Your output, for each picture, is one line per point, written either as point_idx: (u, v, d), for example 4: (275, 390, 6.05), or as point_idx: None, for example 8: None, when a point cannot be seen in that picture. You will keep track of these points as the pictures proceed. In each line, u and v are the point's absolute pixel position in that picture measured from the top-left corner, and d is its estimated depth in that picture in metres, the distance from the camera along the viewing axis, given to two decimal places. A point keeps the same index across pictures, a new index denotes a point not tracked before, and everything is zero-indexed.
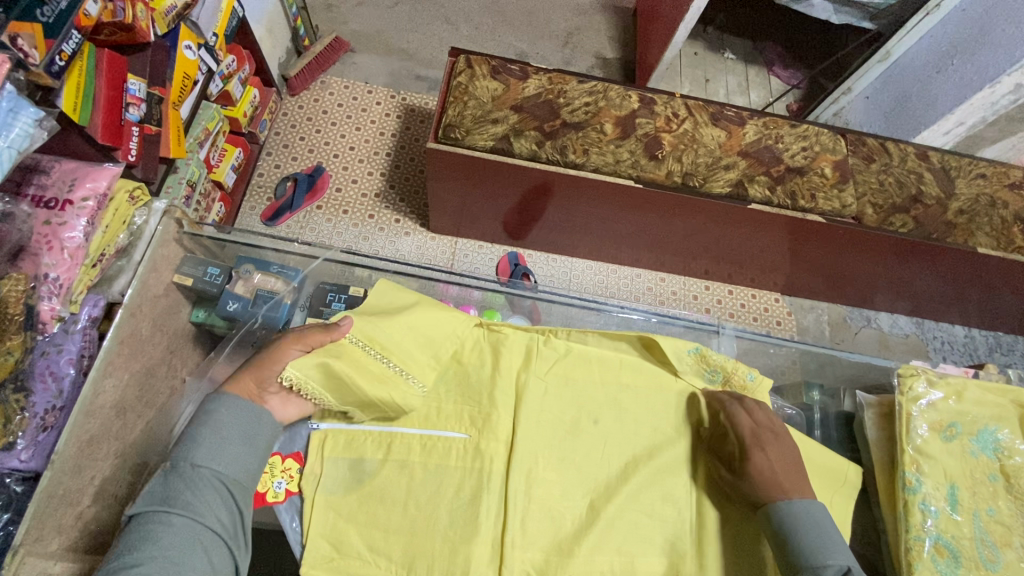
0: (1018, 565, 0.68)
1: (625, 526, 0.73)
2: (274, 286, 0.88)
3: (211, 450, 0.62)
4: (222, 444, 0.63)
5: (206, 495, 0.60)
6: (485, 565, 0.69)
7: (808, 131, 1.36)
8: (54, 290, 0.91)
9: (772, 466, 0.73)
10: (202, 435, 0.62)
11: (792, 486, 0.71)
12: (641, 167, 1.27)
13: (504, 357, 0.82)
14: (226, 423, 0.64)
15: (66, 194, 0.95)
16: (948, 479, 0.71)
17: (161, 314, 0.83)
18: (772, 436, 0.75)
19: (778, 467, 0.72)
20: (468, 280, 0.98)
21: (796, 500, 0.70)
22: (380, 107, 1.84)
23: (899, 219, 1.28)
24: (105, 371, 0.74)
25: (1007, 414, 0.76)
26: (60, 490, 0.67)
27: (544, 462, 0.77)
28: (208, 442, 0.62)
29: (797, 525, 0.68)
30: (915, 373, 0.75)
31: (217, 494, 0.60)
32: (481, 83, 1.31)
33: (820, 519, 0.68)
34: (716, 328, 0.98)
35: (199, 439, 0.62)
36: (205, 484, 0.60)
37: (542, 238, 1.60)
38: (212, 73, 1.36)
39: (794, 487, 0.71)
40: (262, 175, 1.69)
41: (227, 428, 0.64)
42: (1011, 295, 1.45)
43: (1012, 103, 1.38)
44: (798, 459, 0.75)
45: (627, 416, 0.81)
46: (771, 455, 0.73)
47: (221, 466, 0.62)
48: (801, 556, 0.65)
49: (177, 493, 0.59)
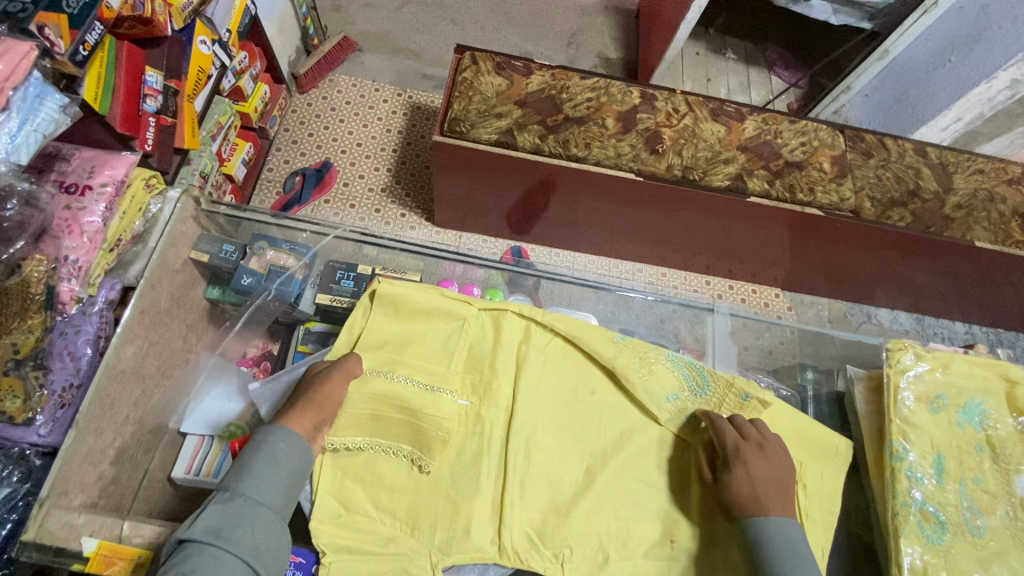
0: (1002, 532, 0.72)
1: (620, 492, 0.78)
2: (286, 262, 0.91)
3: (257, 478, 0.62)
4: (268, 472, 0.63)
5: (254, 522, 0.59)
6: (486, 523, 0.74)
7: (806, 127, 1.39)
8: (74, 272, 0.93)
9: (753, 483, 0.71)
10: (253, 464, 0.63)
11: (770, 503, 0.70)
12: (642, 160, 1.30)
13: (505, 330, 0.86)
14: (281, 455, 0.64)
15: (86, 180, 0.99)
16: (935, 448, 0.75)
17: (179, 289, 0.87)
18: (763, 457, 0.73)
19: (762, 484, 0.71)
20: (473, 258, 1.00)
21: (769, 517, 0.68)
22: (387, 105, 1.88)
23: (896, 213, 1.30)
24: (126, 339, 0.78)
25: (993, 387, 0.79)
26: (84, 449, 0.71)
27: (543, 430, 0.81)
28: (257, 470, 0.63)
29: (767, 541, 0.67)
30: (903, 346, 0.79)
31: (264, 522, 0.60)
32: (486, 79, 1.35)
33: (790, 533, 0.68)
34: (710, 307, 1.03)
35: (254, 470, 0.63)
36: (255, 516, 0.59)
37: (545, 232, 1.63)
38: (225, 69, 1.41)
39: (772, 501, 0.70)
40: (272, 170, 1.74)
41: (281, 460, 0.64)
42: (1010, 291, 1.46)
43: (1009, 98, 1.41)
44: (785, 483, 0.72)
45: (625, 391, 0.85)
46: (757, 474, 0.72)
47: (266, 494, 0.61)
48: (764, 573, 0.65)
49: (227, 526, 0.58)
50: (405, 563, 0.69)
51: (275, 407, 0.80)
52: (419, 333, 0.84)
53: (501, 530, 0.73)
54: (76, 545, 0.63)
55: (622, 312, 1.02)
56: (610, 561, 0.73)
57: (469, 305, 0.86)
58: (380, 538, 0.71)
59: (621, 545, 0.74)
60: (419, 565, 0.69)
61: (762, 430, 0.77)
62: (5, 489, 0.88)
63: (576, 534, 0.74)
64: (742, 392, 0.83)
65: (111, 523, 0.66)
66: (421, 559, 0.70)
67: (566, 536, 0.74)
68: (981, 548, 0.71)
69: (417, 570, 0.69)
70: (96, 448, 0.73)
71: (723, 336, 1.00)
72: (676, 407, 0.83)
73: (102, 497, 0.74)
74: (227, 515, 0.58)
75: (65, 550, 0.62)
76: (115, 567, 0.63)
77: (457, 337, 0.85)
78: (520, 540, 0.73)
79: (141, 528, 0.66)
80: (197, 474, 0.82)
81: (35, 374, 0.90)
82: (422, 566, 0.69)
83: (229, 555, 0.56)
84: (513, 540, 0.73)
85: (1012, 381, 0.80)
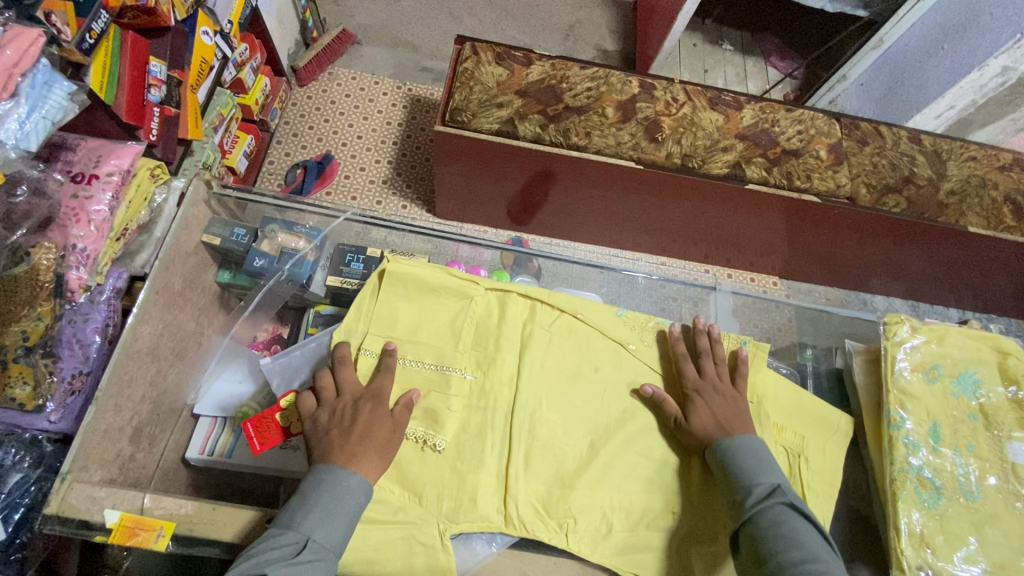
0: (994, 496, 0.78)
1: (622, 464, 0.80)
2: (298, 245, 0.93)
3: (320, 519, 0.62)
4: (328, 512, 0.63)
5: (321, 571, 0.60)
6: (492, 494, 0.76)
7: (803, 115, 1.41)
8: (82, 260, 0.93)
9: (712, 412, 0.79)
10: (326, 504, 0.64)
11: (732, 426, 0.77)
12: (642, 149, 1.32)
13: (510, 309, 0.88)
14: (348, 499, 0.65)
15: (92, 169, 0.98)
16: (931, 417, 0.80)
17: (191, 271, 0.88)
18: (717, 388, 0.82)
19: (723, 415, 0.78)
20: (478, 240, 1.04)
21: (733, 436, 0.75)
22: (387, 97, 1.89)
23: (891, 199, 1.32)
24: (142, 319, 0.79)
25: (985, 357, 0.85)
26: (102, 426, 0.73)
27: (547, 404, 0.83)
28: (328, 509, 0.64)
29: (733, 452, 0.73)
30: (899, 320, 0.85)
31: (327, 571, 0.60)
32: (487, 69, 1.36)
33: (757, 448, 0.74)
34: (712, 287, 1.06)
35: (325, 512, 0.63)
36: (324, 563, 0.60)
37: (546, 222, 1.65)
38: (226, 60, 1.41)
39: (735, 424, 0.77)
40: (273, 162, 1.74)
41: (348, 505, 0.65)
42: (1003, 277, 1.48)
43: (1000, 85, 1.43)
44: (743, 410, 0.80)
45: (625, 365, 0.88)
46: (716, 408, 0.79)
47: (326, 534, 0.62)
48: (739, 479, 0.70)
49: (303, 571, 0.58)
50: (413, 531, 0.71)
51: (287, 382, 0.84)
52: (425, 314, 0.86)
53: (507, 501, 0.75)
54: (100, 518, 0.66)
55: (625, 292, 1.05)
56: (615, 531, 0.75)
57: (476, 285, 0.89)
58: (389, 508, 0.72)
59: (625, 516, 0.76)
60: (428, 533, 0.71)
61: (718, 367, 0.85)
62: (17, 475, 0.89)
63: (579, 503, 0.77)
64: (739, 337, 0.90)
65: (132, 496, 0.67)
66: (430, 528, 0.72)
67: (570, 507, 0.76)
68: (975, 511, 0.76)
69: (426, 538, 0.71)
70: (114, 425, 0.75)
71: (728, 315, 1.03)
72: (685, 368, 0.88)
73: (122, 473, 0.76)
74: (287, 551, 0.59)
75: (91, 523, 0.65)
76: (138, 537, 0.65)
77: (464, 315, 0.87)
78: (525, 511, 0.75)
79: (161, 501, 0.67)
80: (212, 454, 0.85)
81: (45, 362, 0.90)
82: (430, 534, 0.71)
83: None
84: (519, 510, 0.75)
85: (1003, 352, 0.86)
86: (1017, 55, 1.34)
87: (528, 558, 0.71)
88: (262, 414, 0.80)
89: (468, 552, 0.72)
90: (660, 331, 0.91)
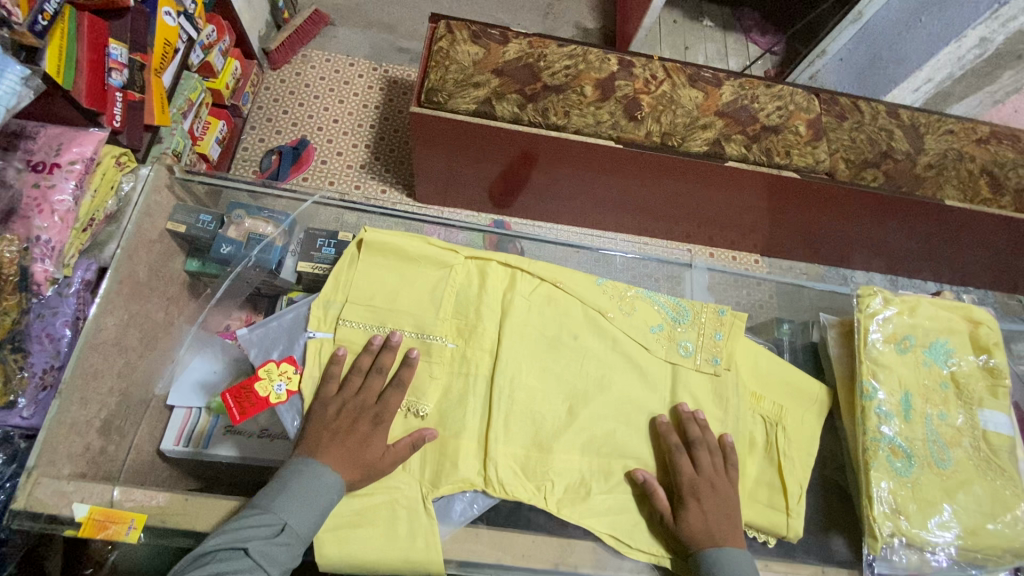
0: (965, 461, 0.79)
1: (599, 431, 0.81)
2: (265, 231, 0.92)
3: (295, 505, 0.64)
4: (303, 500, 0.65)
5: (288, 555, 0.62)
6: (472, 455, 0.77)
7: (782, 91, 1.39)
8: (47, 252, 0.89)
9: (705, 518, 0.72)
10: (297, 489, 0.65)
11: (724, 536, 0.71)
12: (621, 127, 1.30)
13: (490, 279, 0.87)
14: (316, 489, 0.66)
15: (53, 158, 0.93)
16: (902, 387, 0.81)
17: (157, 260, 0.87)
18: (713, 487, 0.74)
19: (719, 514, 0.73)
20: (452, 222, 1.03)
21: (722, 548, 0.70)
22: (362, 79, 1.84)
23: (869, 173, 1.32)
24: (105, 309, 0.78)
25: (957, 327, 0.86)
26: (69, 419, 0.72)
27: (527, 371, 0.83)
28: (297, 495, 0.65)
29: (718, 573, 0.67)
30: (872, 292, 0.86)
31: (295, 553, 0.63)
32: (462, 48, 1.32)
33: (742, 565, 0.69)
34: (688, 264, 1.06)
35: (295, 498, 0.65)
36: (292, 547, 0.62)
37: (528, 205, 1.63)
38: (193, 43, 1.36)
39: (727, 534, 0.71)
40: (247, 149, 1.70)
41: (316, 494, 0.66)
42: (980, 249, 1.49)
43: (978, 57, 1.42)
44: (734, 510, 0.74)
45: (605, 336, 0.87)
46: (709, 506, 0.72)
47: (298, 517, 0.63)
48: None
49: (271, 554, 0.60)
50: (395, 495, 0.72)
51: (266, 351, 0.82)
52: (404, 282, 0.85)
53: (487, 464, 0.76)
54: (68, 512, 0.65)
55: (603, 270, 1.05)
56: (593, 493, 0.77)
57: (455, 254, 0.87)
58: None
59: (604, 479, 0.78)
60: (410, 497, 0.73)
61: (715, 456, 0.77)
62: None
63: (556, 466, 0.78)
64: (718, 307, 0.90)
65: (102, 490, 0.68)
66: (412, 492, 0.73)
67: (548, 470, 0.77)
68: (946, 477, 0.78)
69: (407, 501, 0.72)
70: (82, 419, 0.74)
71: (704, 292, 1.03)
72: (664, 337, 0.88)
73: (92, 467, 0.75)
74: (263, 531, 0.61)
75: (59, 518, 0.65)
76: (109, 530, 0.66)
77: (444, 285, 0.86)
78: (505, 474, 0.76)
79: (132, 494, 0.68)
80: (188, 446, 0.84)
81: (14, 357, 0.88)
82: (412, 497, 0.73)
83: (255, 568, 0.59)
84: (500, 473, 0.75)
85: (974, 322, 0.87)
86: (995, 26, 1.34)
87: (509, 538, 0.72)
88: (241, 386, 0.80)
89: (449, 516, 0.74)
90: (639, 301, 0.90)
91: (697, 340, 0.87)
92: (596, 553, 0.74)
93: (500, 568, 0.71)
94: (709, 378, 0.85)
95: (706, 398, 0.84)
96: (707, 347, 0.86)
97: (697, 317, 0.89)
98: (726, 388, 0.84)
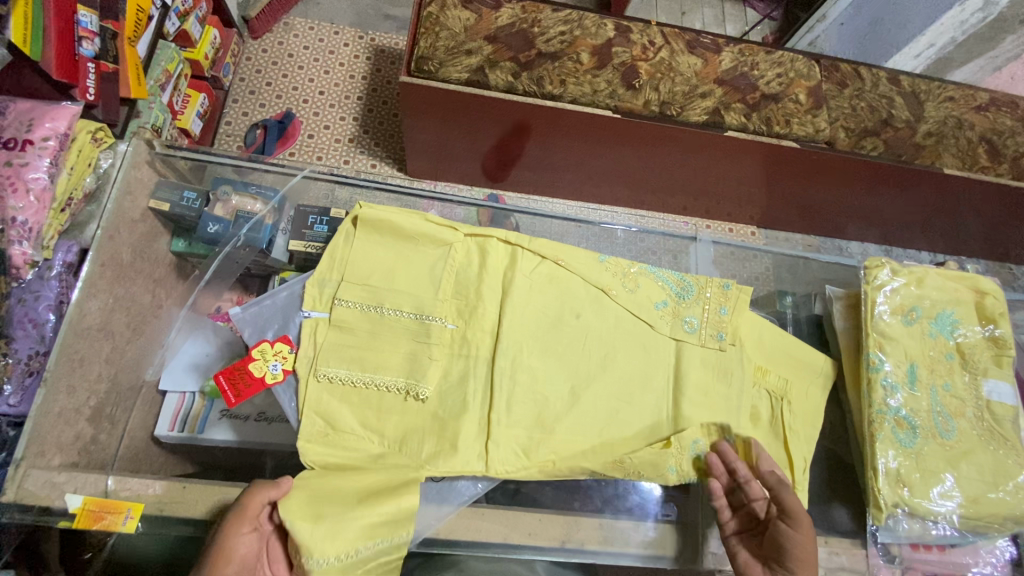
0: (968, 432, 0.80)
1: (601, 410, 0.80)
2: (253, 208, 0.89)
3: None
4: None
5: None
6: (474, 439, 0.76)
7: (782, 57, 1.34)
8: (24, 233, 0.85)
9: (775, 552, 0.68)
10: None
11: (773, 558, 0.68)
12: (618, 96, 1.25)
13: (491, 256, 0.85)
14: None
15: (25, 133, 0.87)
16: (908, 358, 0.82)
17: (140, 241, 0.83)
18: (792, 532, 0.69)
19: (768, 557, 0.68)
20: (450, 197, 1.00)
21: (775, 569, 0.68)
22: (348, 48, 1.76)
23: (869, 141, 1.29)
24: (88, 293, 0.75)
25: (963, 298, 0.86)
26: (56, 409, 0.69)
27: (530, 351, 0.81)
28: None
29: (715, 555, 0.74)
30: (880, 264, 0.85)
31: None
32: (453, 13, 1.25)
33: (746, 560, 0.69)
34: (693, 237, 1.04)
35: None
36: None
37: (522, 178, 1.59)
38: (167, 9, 1.28)
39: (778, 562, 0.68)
40: (230, 123, 1.63)
41: None
42: (974, 218, 1.48)
43: (981, 21, 1.40)
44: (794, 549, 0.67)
45: (608, 313, 0.86)
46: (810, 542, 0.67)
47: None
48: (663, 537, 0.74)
49: None
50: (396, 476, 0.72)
51: (259, 331, 0.79)
52: (402, 260, 0.83)
53: (489, 447, 0.75)
54: (61, 503, 0.65)
55: (604, 246, 1.03)
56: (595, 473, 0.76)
57: (454, 231, 0.85)
58: (370, 455, 0.73)
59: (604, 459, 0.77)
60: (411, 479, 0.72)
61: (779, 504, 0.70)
62: None
63: (558, 446, 0.76)
64: (722, 282, 0.88)
65: (94, 480, 0.67)
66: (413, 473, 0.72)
67: (551, 450, 0.76)
68: (949, 448, 0.79)
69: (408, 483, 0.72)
70: (69, 408, 0.72)
71: (707, 265, 1.02)
72: (668, 314, 0.86)
73: (83, 456, 0.73)
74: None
75: (51, 509, 0.65)
76: (105, 521, 0.65)
77: (443, 264, 0.84)
78: (505, 456, 0.75)
79: (127, 482, 0.68)
80: (183, 431, 0.82)
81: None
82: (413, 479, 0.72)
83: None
84: (500, 457, 0.74)
85: (980, 292, 0.87)
86: None
87: (514, 517, 0.72)
88: (234, 367, 0.77)
89: (455, 492, 0.74)
90: (643, 278, 0.88)
91: (701, 315, 0.86)
92: (603, 531, 0.73)
93: (506, 547, 0.71)
94: (714, 354, 0.84)
95: (711, 376, 0.83)
96: (712, 323, 0.85)
97: (702, 293, 0.88)
98: (731, 364, 0.83)
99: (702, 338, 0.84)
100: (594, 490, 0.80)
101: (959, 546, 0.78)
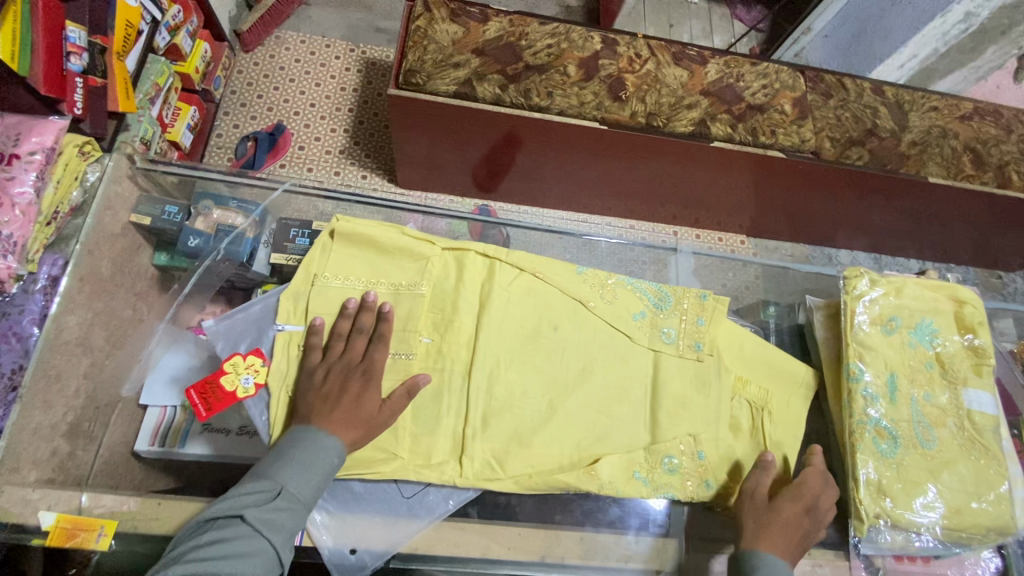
0: (949, 441, 0.80)
1: (580, 421, 0.80)
2: (234, 221, 0.89)
3: (291, 472, 0.63)
4: (304, 463, 0.64)
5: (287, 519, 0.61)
6: (451, 453, 0.76)
7: (767, 69, 1.36)
8: (7, 247, 0.82)
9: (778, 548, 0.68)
10: (295, 456, 0.64)
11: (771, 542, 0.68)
12: (605, 108, 1.26)
13: (469, 269, 0.85)
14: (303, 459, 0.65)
15: (10, 147, 0.86)
16: (888, 368, 0.82)
17: (121, 255, 0.84)
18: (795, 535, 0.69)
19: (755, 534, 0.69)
20: (433, 210, 1.00)
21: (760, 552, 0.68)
22: (339, 61, 1.78)
23: (855, 152, 1.30)
24: (67, 308, 0.75)
25: (942, 308, 0.87)
26: (31, 424, 0.69)
27: (508, 363, 0.81)
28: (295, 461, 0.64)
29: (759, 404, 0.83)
30: (859, 274, 0.86)
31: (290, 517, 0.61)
32: (441, 27, 1.26)
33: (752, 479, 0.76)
34: (673, 248, 1.05)
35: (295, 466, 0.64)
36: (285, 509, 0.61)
37: (512, 189, 1.60)
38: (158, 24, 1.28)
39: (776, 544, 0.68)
40: (221, 135, 1.64)
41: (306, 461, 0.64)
42: (961, 226, 1.49)
43: (962, 32, 1.41)
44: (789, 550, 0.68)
45: (588, 325, 0.86)
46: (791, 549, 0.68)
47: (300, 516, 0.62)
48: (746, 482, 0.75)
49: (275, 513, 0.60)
50: None
51: (232, 344, 0.79)
52: (381, 274, 0.83)
53: (464, 461, 0.75)
54: (35, 521, 0.64)
55: (587, 257, 1.04)
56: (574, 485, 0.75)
57: (431, 245, 0.85)
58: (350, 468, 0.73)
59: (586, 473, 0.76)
60: None
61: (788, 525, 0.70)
62: None
63: (535, 459, 0.76)
64: (699, 292, 0.89)
65: (68, 497, 0.67)
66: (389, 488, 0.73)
67: (528, 463, 0.76)
68: (931, 458, 0.79)
69: None
70: (45, 423, 0.71)
71: (688, 275, 1.03)
72: (647, 324, 0.87)
73: (60, 472, 0.73)
74: (259, 493, 0.61)
75: (26, 527, 0.64)
76: (77, 538, 0.65)
77: (422, 278, 0.84)
78: (482, 469, 0.75)
79: (101, 500, 0.68)
80: (162, 446, 0.82)
81: None
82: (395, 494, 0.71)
83: (255, 532, 0.58)
84: (477, 470, 0.75)
85: (959, 301, 0.87)
86: None
87: (494, 530, 0.71)
88: (205, 382, 0.78)
89: (425, 507, 0.74)
90: (621, 288, 0.89)
91: (679, 326, 0.86)
92: (582, 545, 0.73)
93: (485, 563, 0.70)
94: (692, 364, 0.84)
95: (688, 386, 0.83)
96: (690, 333, 0.86)
97: (680, 303, 0.88)
98: (709, 374, 0.83)
99: (679, 349, 0.84)
100: (576, 502, 0.78)
101: (943, 558, 0.78)
